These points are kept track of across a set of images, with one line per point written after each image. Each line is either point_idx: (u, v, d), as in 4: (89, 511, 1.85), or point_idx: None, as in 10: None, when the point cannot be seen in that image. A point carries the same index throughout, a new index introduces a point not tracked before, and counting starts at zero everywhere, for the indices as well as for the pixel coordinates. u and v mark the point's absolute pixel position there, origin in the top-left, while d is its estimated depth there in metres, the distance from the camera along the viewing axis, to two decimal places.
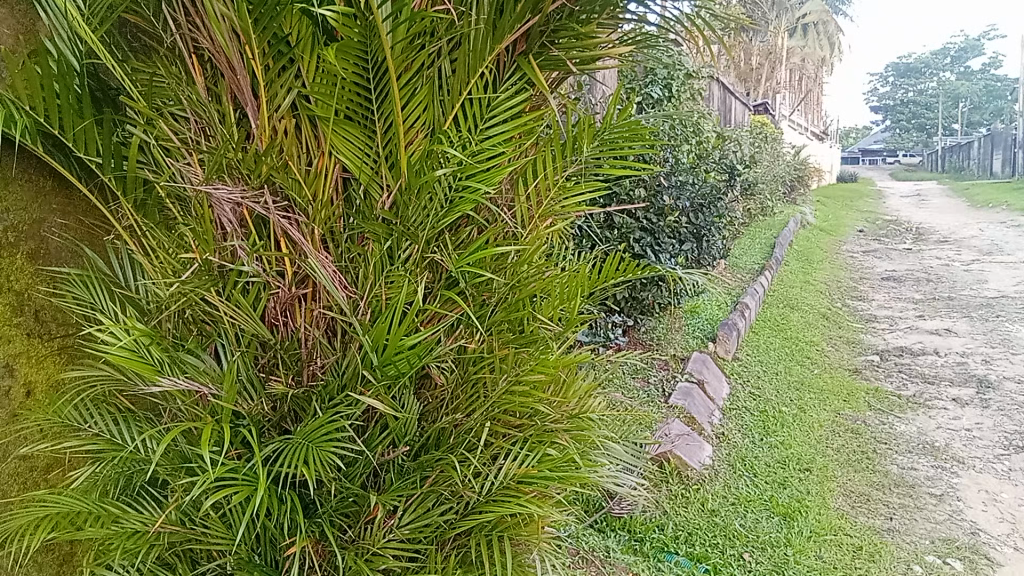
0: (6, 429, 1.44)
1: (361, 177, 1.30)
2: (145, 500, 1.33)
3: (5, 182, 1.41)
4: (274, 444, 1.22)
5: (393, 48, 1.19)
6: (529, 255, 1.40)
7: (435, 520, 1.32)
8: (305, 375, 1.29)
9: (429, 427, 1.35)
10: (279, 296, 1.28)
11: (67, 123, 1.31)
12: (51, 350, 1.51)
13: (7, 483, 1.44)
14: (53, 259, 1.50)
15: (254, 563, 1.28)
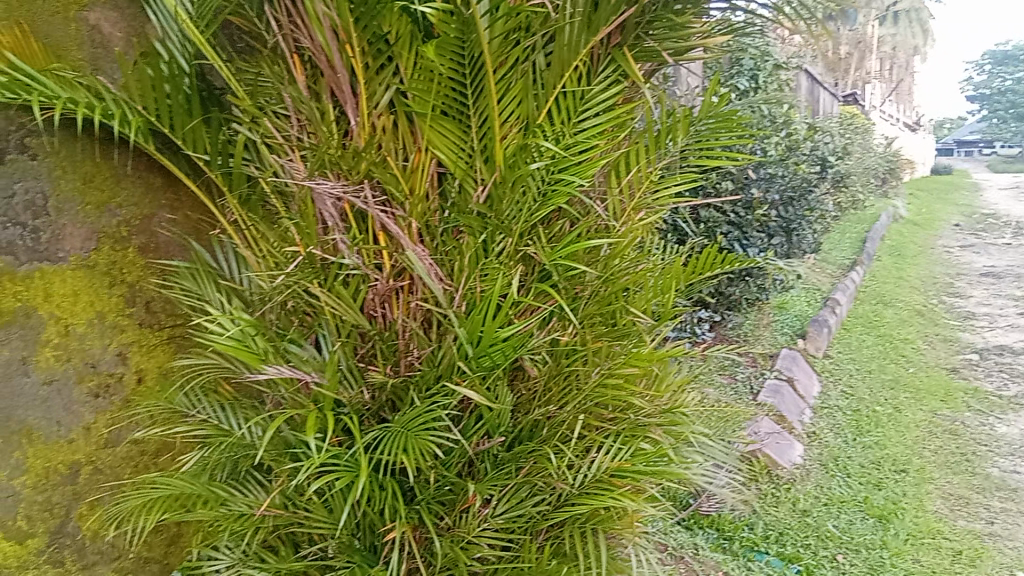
0: (119, 414, 1.50)
1: (456, 172, 1.33)
2: (250, 484, 1.39)
3: (115, 179, 1.48)
4: (373, 432, 1.26)
5: (491, 43, 1.20)
6: (622, 249, 1.40)
7: (529, 511, 1.32)
8: (403, 366, 1.33)
9: (523, 418, 1.36)
10: (377, 288, 1.33)
11: (176, 121, 1.37)
12: (160, 340, 1.57)
13: (120, 465, 1.51)
14: (162, 253, 1.56)
15: (354, 548, 1.32)
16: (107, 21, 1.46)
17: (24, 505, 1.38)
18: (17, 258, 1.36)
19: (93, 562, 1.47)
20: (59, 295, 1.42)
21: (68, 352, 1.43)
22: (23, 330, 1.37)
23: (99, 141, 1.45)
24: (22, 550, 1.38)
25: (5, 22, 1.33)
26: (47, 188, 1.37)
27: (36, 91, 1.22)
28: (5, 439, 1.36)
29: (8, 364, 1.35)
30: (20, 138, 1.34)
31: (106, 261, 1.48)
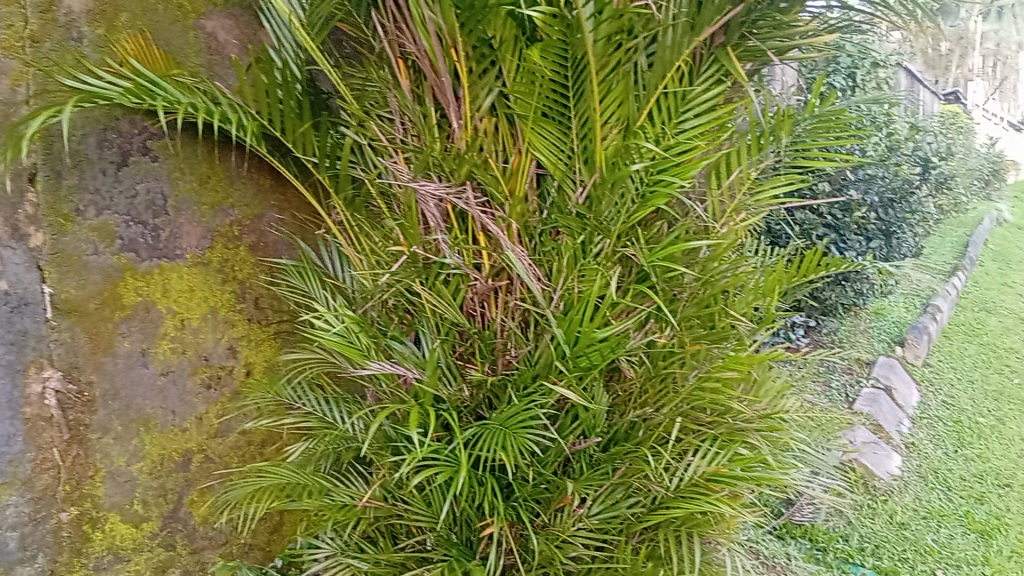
0: (229, 404, 1.57)
1: (555, 174, 1.34)
2: (352, 476, 1.44)
3: (228, 181, 1.55)
4: (472, 428, 1.28)
5: (595, 44, 1.19)
6: (721, 250, 1.37)
7: (623, 512, 1.33)
8: (500, 364, 1.37)
9: (619, 419, 1.38)
10: (476, 288, 1.36)
11: (287, 125, 1.43)
12: (268, 334, 1.64)
13: (228, 454, 1.58)
14: (271, 251, 1.64)
15: (452, 542, 1.36)
16: (221, 29, 1.53)
17: (140, 489, 1.45)
18: (138, 255, 1.43)
19: (202, 547, 1.54)
20: (176, 291, 1.49)
21: (183, 345, 1.50)
22: (144, 323, 1.45)
23: (214, 145, 1.52)
24: (137, 533, 1.45)
25: (131, 31, 1.39)
26: (167, 189, 1.45)
27: (160, 96, 1.29)
28: (126, 426, 1.42)
29: (129, 356, 1.42)
30: (142, 142, 1.41)
31: (220, 259, 1.55)
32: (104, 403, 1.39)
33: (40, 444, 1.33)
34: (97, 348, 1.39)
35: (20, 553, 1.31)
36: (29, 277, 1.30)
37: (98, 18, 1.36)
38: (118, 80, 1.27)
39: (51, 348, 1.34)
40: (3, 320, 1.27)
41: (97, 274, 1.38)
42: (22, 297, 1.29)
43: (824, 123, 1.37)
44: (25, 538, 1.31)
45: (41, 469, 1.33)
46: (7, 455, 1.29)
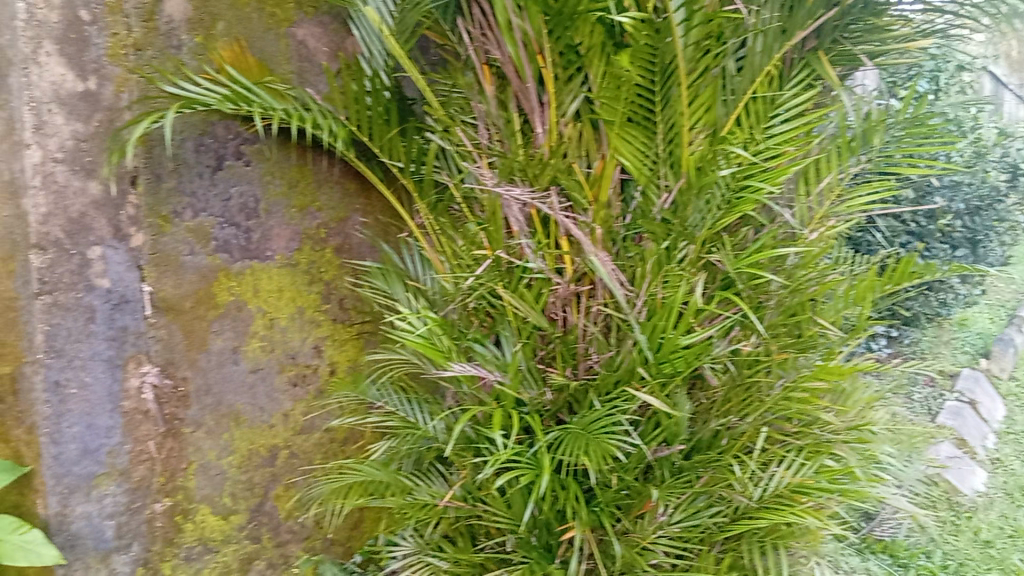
0: (314, 403, 1.62)
1: (640, 179, 1.33)
2: (433, 475, 1.48)
3: (316, 185, 1.59)
4: (554, 431, 1.29)
5: (684, 49, 1.19)
6: (810, 258, 1.34)
7: (704, 521, 1.31)
8: (581, 369, 1.38)
9: (701, 427, 1.37)
10: (558, 292, 1.37)
11: (376, 132, 1.46)
12: (351, 334, 1.68)
13: (312, 451, 1.62)
14: (355, 253, 1.67)
15: (532, 545, 1.37)
16: (312, 36, 1.56)
17: (229, 483, 1.50)
18: (231, 256, 1.48)
19: (286, 540, 1.59)
20: (266, 291, 1.53)
21: (272, 343, 1.55)
22: (236, 321, 1.49)
23: (304, 150, 1.56)
24: (226, 525, 1.50)
25: (227, 39, 1.44)
26: (259, 192, 1.50)
27: (256, 102, 1.33)
28: (217, 421, 1.47)
29: (222, 353, 1.47)
30: (236, 146, 1.46)
31: (307, 260, 1.59)
32: (198, 398, 1.45)
33: (136, 437, 1.39)
34: (192, 346, 1.44)
35: (116, 541, 1.37)
36: (131, 276, 1.37)
37: (197, 27, 1.40)
38: (216, 87, 1.32)
39: (150, 344, 1.41)
40: (105, 317, 1.34)
41: (192, 273, 1.43)
42: (123, 295, 1.36)
43: (915, 129, 1.34)
44: (121, 527, 1.37)
45: (137, 460, 1.39)
46: (106, 446, 1.35)
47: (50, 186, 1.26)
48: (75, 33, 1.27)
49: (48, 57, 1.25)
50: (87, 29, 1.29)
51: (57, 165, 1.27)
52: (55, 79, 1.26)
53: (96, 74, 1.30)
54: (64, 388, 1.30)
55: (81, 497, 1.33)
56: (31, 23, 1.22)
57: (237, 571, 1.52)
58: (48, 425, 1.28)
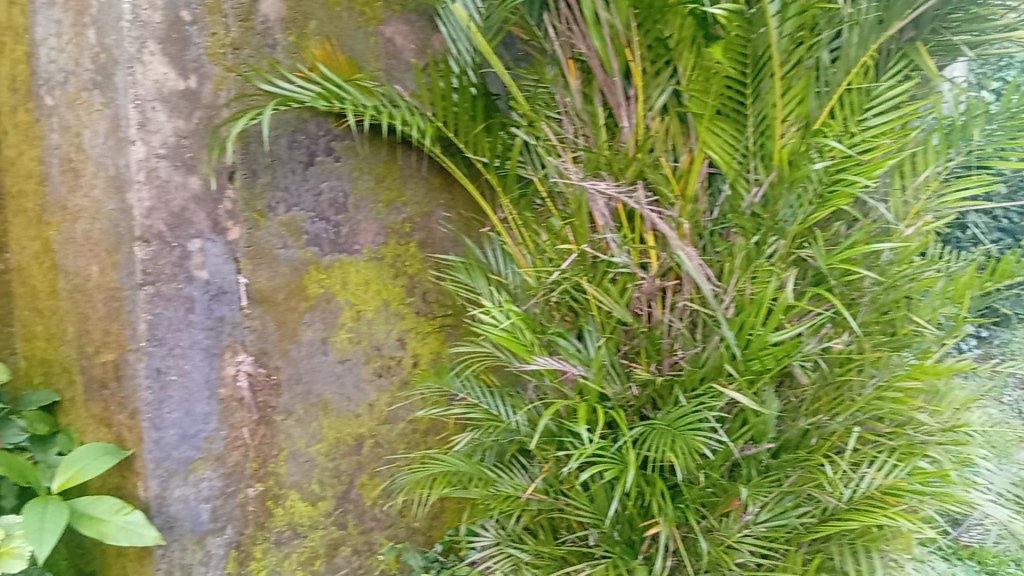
0: (398, 393, 1.66)
1: (728, 173, 1.31)
2: (516, 468, 1.50)
3: (402, 180, 1.62)
4: (638, 427, 1.28)
5: (779, 40, 1.16)
6: (906, 254, 1.32)
7: (791, 521, 1.30)
8: (666, 365, 1.37)
9: (790, 427, 1.35)
10: (643, 287, 1.36)
11: (462, 127, 1.48)
12: (432, 327, 1.70)
13: (396, 441, 1.67)
14: (438, 247, 1.70)
15: (615, 540, 1.37)
16: (399, 34, 1.59)
17: (317, 470, 1.56)
18: (322, 249, 1.52)
19: (370, 528, 1.64)
20: (354, 284, 1.57)
21: (359, 335, 1.59)
22: (326, 313, 1.54)
23: (391, 144, 1.59)
24: (314, 511, 1.56)
25: (319, 38, 1.48)
26: (348, 187, 1.54)
27: (347, 100, 1.36)
28: (307, 410, 1.53)
29: (311, 344, 1.53)
30: (327, 142, 1.50)
31: (392, 254, 1.62)
32: (289, 387, 1.51)
33: (231, 423, 1.44)
34: (284, 336, 1.49)
35: (212, 524, 1.43)
36: (227, 268, 1.42)
37: (290, 26, 1.45)
38: (310, 85, 1.35)
39: (245, 334, 1.46)
40: (203, 307, 1.39)
41: (285, 266, 1.48)
42: (220, 286, 1.41)
43: (1016, 123, 1.29)
44: (216, 510, 1.43)
45: (232, 446, 1.45)
46: (204, 432, 1.41)
47: (153, 181, 1.31)
48: (177, 33, 1.32)
49: (152, 57, 1.29)
50: (188, 29, 1.33)
51: (160, 161, 1.32)
52: (158, 78, 1.30)
53: (196, 73, 1.35)
54: (165, 375, 1.35)
55: (179, 480, 1.38)
56: (136, 24, 1.27)
57: (324, 556, 1.58)
58: (150, 411, 1.33)
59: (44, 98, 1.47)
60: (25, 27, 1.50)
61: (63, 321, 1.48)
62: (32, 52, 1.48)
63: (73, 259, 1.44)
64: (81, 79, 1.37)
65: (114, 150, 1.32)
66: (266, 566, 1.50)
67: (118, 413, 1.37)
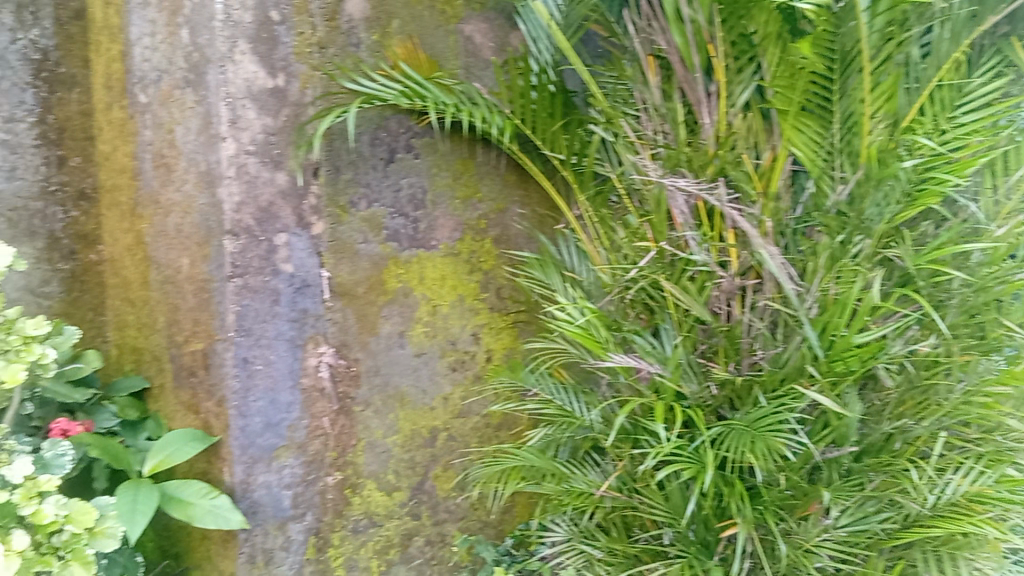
0: (472, 388, 1.68)
1: (812, 171, 1.30)
2: (589, 465, 1.50)
3: (478, 177, 1.63)
4: (716, 426, 1.27)
5: (870, 36, 1.14)
6: (998, 254, 1.26)
7: (872, 527, 1.28)
8: (745, 365, 1.36)
9: (873, 430, 1.33)
10: (723, 286, 1.35)
11: (539, 125, 1.48)
12: (507, 322, 1.70)
13: (468, 435, 1.68)
14: (513, 243, 1.70)
15: (690, 540, 1.36)
16: (479, 32, 1.60)
17: (394, 460, 1.59)
18: (401, 244, 1.55)
19: (443, 519, 1.66)
20: (430, 279, 1.60)
21: (435, 329, 1.61)
22: (404, 307, 1.57)
23: (467, 141, 1.60)
24: (390, 500, 1.59)
25: (401, 37, 1.50)
26: (426, 184, 1.56)
27: (429, 98, 1.38)
28: (385, 402, 1.56)
29: (390, 337, 1.56)
30: (407, 140, 1.52)
31: (468, 250, 1.64)
32: (368, 378, 1.54)
33: (313, 413, 1.49)
34: (364, 329, 1.53)
35: (293, 510, 1.47)
36: (311, 262, 1.46)
37: (374, 25, 1.47)
38: (393, 83, 1.38)
39: (327, 326, 1.49)
40: (288, 300, 1.43)
41: (366, 261, 1.51)
42: (304, 280, 1.45)
43: None
44: (298, 497, 1.48)
45: (313, 435, 1.49)
46: (287, 421, 1.45)
47: (243, 177, 1.35)
48: (267, 32, 1.36)
49: (243, 56, 1.33)
50: (276, 29, 1.37)
51: (250, 157, 1.36)
52: (248, 77, 1.34)
53: (285, 71, 1.39)
54: (251, 364, 1.40)
55: (263, 467, 1.43)
56: (227, 23, 1.31)
57: (399, 545, 1.62)
58: (237, 398, 1.39)
59: (138, 95, 1.52)
60: (120, 27, 1.55)
61: (154, 311, 1.53)
62: (127, 51, 1.54)
63: (165, 251, 1.49)
64: (175, 78, 1.42)
65: (206, 147, 1.36)
66: (343, 553, 1.55)
67: (206, 401, 1.42)
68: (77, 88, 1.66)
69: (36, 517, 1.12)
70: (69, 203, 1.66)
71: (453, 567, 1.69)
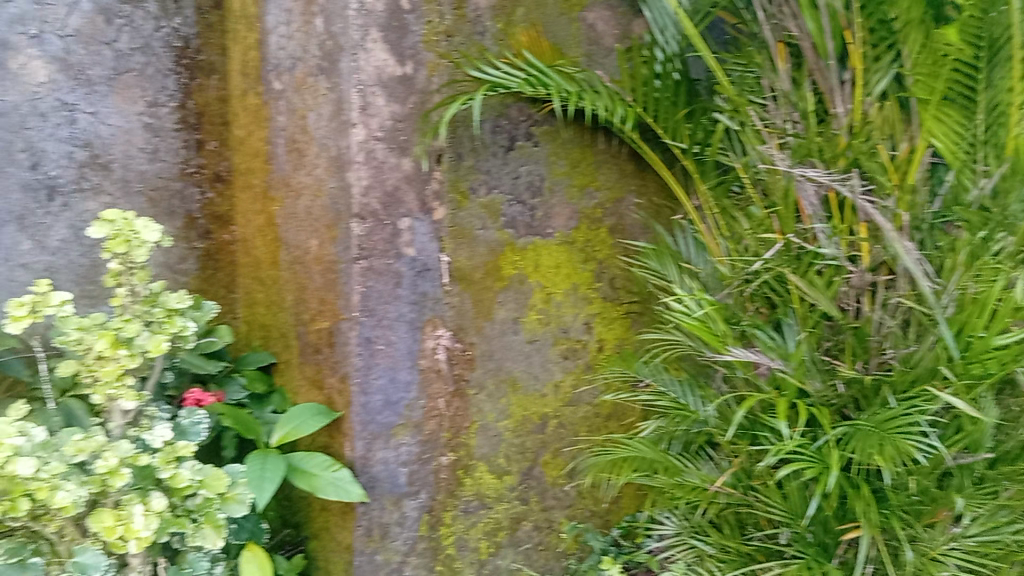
0: (584, 377, 1.67)
1: (953, 163, 1.24)
2: (702, 460, 1.48)
3: (596, 165, 1.63)
4: (842, 426, 1.24)
5: (1022, 22, 1.11)
6: None
7: (1005, 538, 1.25)
8: (873, 364, 1.31)
9: (1010, 439, 1.25)
10: (852, 282, 1.31)
11: (662, 113, 1.47)
12: (619, 312, 1.69)
13: (578, 424, 1.68)
14: (628, 233, 1.68)
15: (808, 541, 1.33)
16: (601, 20, 1.58)
17: (505, 444, 1.61)
18: (517, 231, 1.56)
19: (551, 505, 1.68)
20: (545, 266, 1.60)
21: (548, 317, 1.62)
22: (519, 294, 1.58)
23: (587, 130, 1.60)
24: (500, 484, 1.62)
25: (525, 25, 1.51)
26: (544, 172, 1.57)
27: (552, 85, 1.39)
28: (497, 386, 1.59)
29: (504, 323, 1.58)
30: (527, 128, 1.54)
31: (583, 238, 1.63)
32: (482, 362, 1.57)
33: (429, 393, 1.52)
34: (480, 314, 1.55)
35: (408, 487, 1.51)
36: (432, 246, 1.49)
37: (499, 13, 1.48)
38: (516, 71, 1.39)
39: (445, 309, 1.52)
40: (410, 282, 1.47)
41: (484, 246, 1.53)
42: (425, 263, 1.48)
43: None
44: (413, 475, 1.52)
45: (429, 415, 1.53)
46: (405, 400, 1.50)
47: (371, 162, 1.40)
48: (397, 21, 1.39)
49: (374, 44, 1.37)
50: (407, 17, 1.40)
51: (378, 143, 1.40)
52: (379, 64, 1.38)
53: (413, 59, 1.42)
54: (374, 343, 1.45)
55: (382, 443, 1.48)
56: (361, 12, 1.36)
57: (507, 528, 1.64)
58: (358, 375, 1.44)
59: (273, 82, 1.58)
60: (257, 17, 1.61)
61: (283, 289, 1.60)
62: (263, 39, 1.60)
63: (295, 233, 1.55)
64: (308, 65, 1.47)
65: (337, 132, 1.41)
66: (454, 532, 1.58)
67: (330, 376, 1.48)
68: (215, 75, 1.74)
69: (174, 481, 1.19)
70: (205, 184, 1.75)
71: (561, 554, 1.70)
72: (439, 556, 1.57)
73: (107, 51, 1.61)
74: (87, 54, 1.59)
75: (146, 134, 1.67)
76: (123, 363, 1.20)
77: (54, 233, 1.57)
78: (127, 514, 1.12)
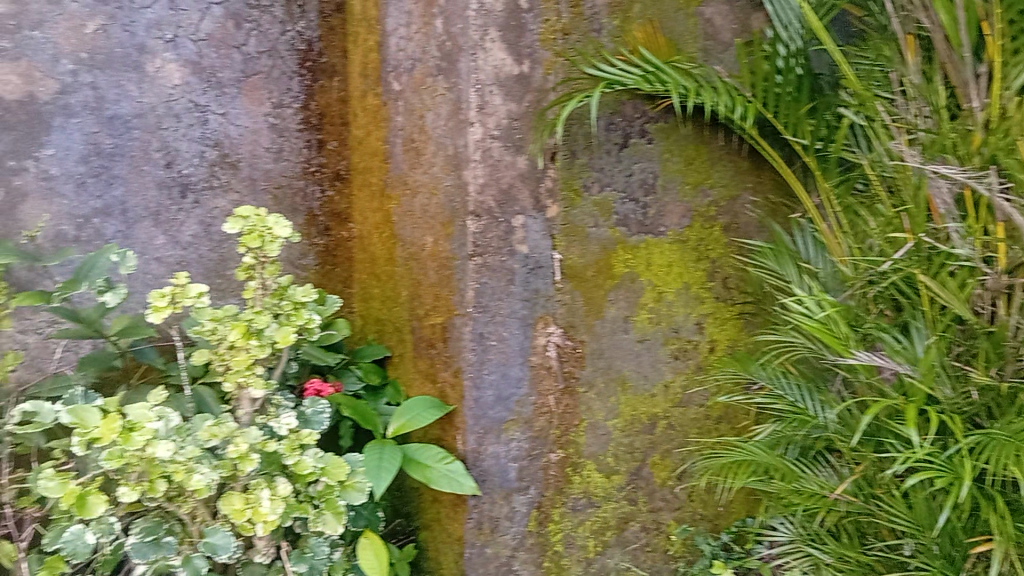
0: (696, 378, 1.65)
1: None
2: (820, 466, 1.44)
3: (711, 162, 1.60)
4: (975, 435, 1.18)
5: None
6: None
7: None
8: (1009, 371, 1.25)
9: None
10: (988, 284, 1.25)
11: (782, 108, 1.43)
12: (733, 313, 1.66)
13: (688, 425, 1.66)
14: (742, 232, 1.64)
15: (934, 553, 1.28)
16: (719, 14, 1.56)
17: (614, 444, 1.61)
18: (629, 229, 1.55)
19: (660, 507, 1.66)
20: (657, 265, 1.59)
21: (659, 316, 1.60)
22: (630, 293, 1.57)
23: (705, 127, 1.57)
24: (609, 482, 1.61)
25: (642, 20, 1.50)
26: (657, 169, 1.55)
27: (670, 81, 1.37)
28: (607, 384, 1.58)
29: (615, 322, 1.57)
30: (642, 125, 1.52)
31: (696, 236, 1.61)
32: (592, 360, 1.56)
33: (540, 390, 1.53)
34: (590, 312, 1.55)
35: (518, 482, 1.53)
36: (545, 244, 1.50)
37: (617, 10, 1.47)
38: (633, 68, 1.38)
39: (557, 307, 1.53)
40: (523, 279, 1.49)
41: (596, 245, 1.53)
42: (538, 261, 1.49)
43: None
44: (523, 470, 1.53)
45: (539, 412, 1.54)
46: (516, 395, 1.51)
47: (487, 160, 1.42)
48: (515, 20, 1.41)
49: (492, 43, 1.40)
50: (524, 16, 1.41)
51: (494, 141, 1.42)
52: (496, 64, 1.40)
53: (530, 58, 1.43)
54: (487, 339, 1.48)
55: (493, 438, 1.50)
56: (481, 13, 1.38)
57: (615, 527, 1.64)
58: (472, 370, 1.47)
59: (392, 83, 1.62)
60: (378, 19, 1.65)
61: (399, 285, 1.64)
62: (383, 41, 1.64)
63: (411, 229, 1.59)
64: (428, 65, 1.50)
65: (454, 131, 1.44)
66: (562, 529, 1.59)
67: (444, 370, 1.51)
68: (337, 77, 1.80)
69: (298, 467, 1.23)
70: (326, 183, 1.82)
71: (669, 557, 1.69)
72: (547, 552, 1.58)
73: (236, 54, 1.69)
74: (219, 57, 1.67)
75: (272, 134, 1.74)
76: (253, 353, 1.26)
77: (187, 228, 1.65)
78: (254, 497, 1.17)
